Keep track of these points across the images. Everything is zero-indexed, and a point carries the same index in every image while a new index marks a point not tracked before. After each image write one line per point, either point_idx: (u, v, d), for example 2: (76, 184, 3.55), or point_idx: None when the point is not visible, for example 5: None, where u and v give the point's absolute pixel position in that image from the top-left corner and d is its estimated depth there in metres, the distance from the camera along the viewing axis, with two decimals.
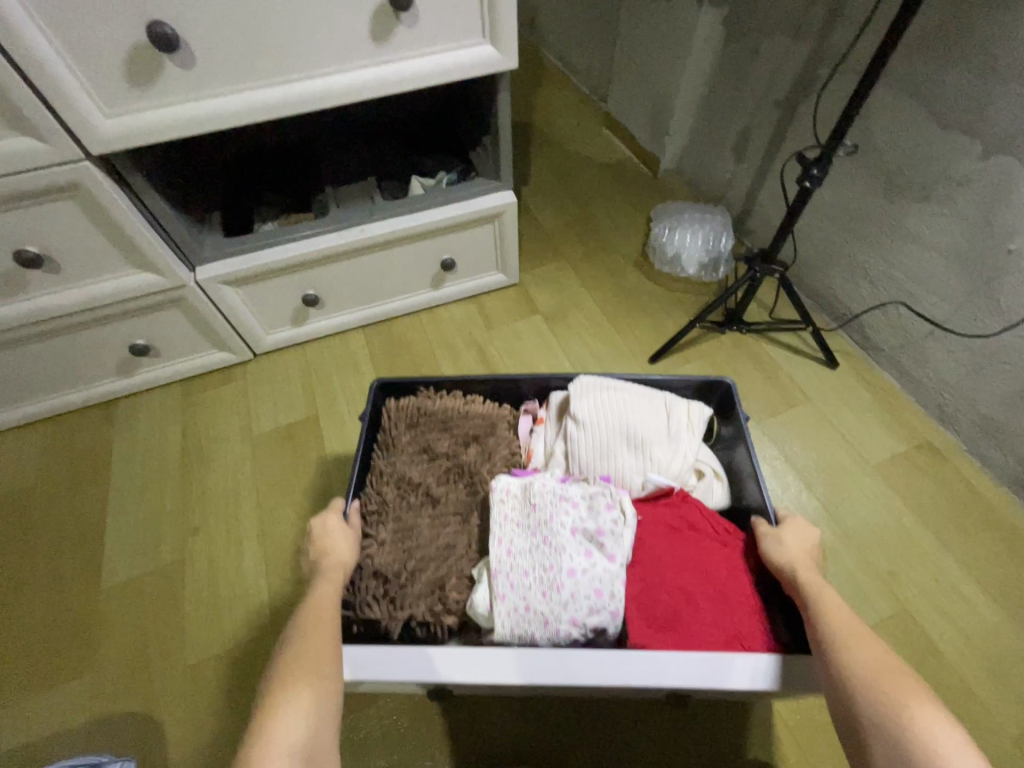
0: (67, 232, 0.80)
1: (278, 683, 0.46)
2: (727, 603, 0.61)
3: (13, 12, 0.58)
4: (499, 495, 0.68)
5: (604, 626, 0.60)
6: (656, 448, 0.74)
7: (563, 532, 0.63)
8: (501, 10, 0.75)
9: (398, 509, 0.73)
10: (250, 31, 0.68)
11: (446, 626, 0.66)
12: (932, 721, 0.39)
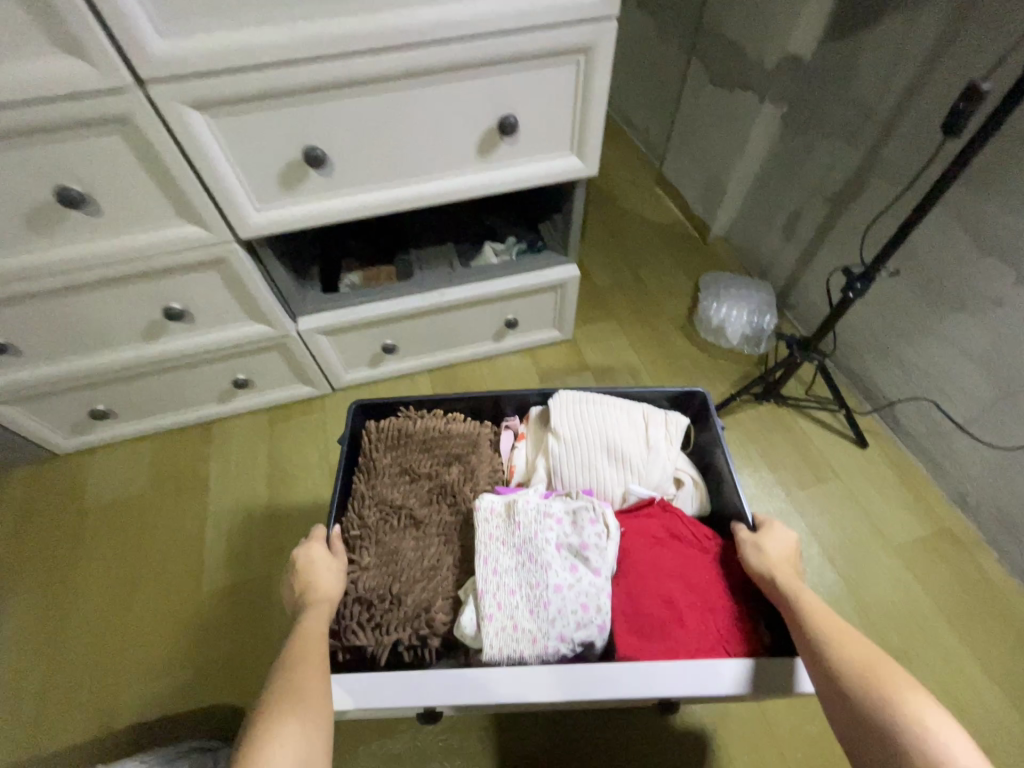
0: (207, 292, 0.95)
1: (268, 708, 0.53)
2: (709, 606, 0.70)
3: (207, 140, 0.71)
4: (482, 514, 0.75)
5: (592, 638, 0.68)
6: (634, 463, 0.83)
7: (547, 550, 0.71)
8: (591, 133, 0.85)
9: (380, 532, 0.77)
10: (380, 150, 0.80)
11: (432, 648, 0.72)
12: (916, 701, 0.47)
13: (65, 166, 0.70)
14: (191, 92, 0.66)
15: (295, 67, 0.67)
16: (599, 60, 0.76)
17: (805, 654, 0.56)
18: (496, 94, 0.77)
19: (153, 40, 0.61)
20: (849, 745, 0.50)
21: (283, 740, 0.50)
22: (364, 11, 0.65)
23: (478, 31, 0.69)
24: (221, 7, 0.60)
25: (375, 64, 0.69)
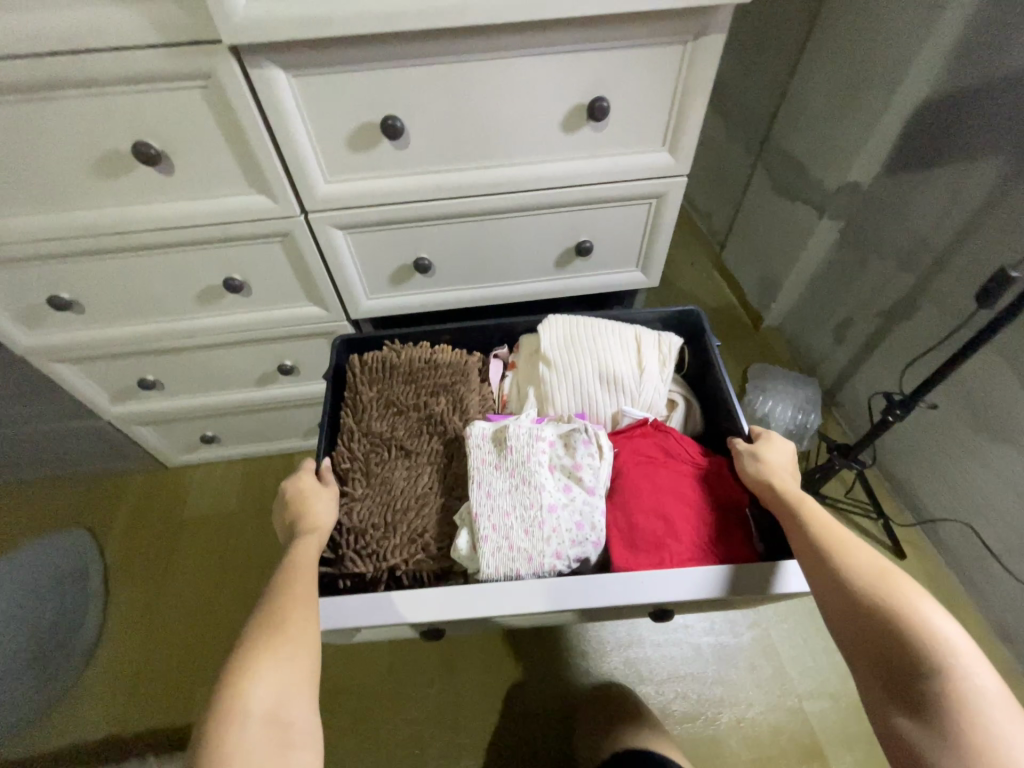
0: (313, 354, 1.12)
1: (253, 638, 0.61)
2: (692, 522, 0.91)
3: (343, 248, 0.89)
4: (475, 442, 0.95)
5: (586, 550, 0.90)
6: (624, 389, 1.04)
7: (540, 474, 0.92)
8: (656, 254, 0.98)
9: (374, 465, 0.96)
10: (474, 259, 0.95)
11: (426, 570, 0.92)
12: (920, 599, 0.54)
13: (235, 261, 0.89)
14: (339, 216, 0.84)
15: (419, 202, 0.84)
16: (669, 202, 0.89)
17: (808, 557, 0.63)
18: (577, 224, 0.92)
19: (320, 183, 0.79)
20: (853, 637, 0.55)
21: (262, 671, 0.58)
22: (478, 165, 0.81)
23: (568, 181, 0.84)
24: (373, 162, 0.78)
25: (482, 200, 0.85)
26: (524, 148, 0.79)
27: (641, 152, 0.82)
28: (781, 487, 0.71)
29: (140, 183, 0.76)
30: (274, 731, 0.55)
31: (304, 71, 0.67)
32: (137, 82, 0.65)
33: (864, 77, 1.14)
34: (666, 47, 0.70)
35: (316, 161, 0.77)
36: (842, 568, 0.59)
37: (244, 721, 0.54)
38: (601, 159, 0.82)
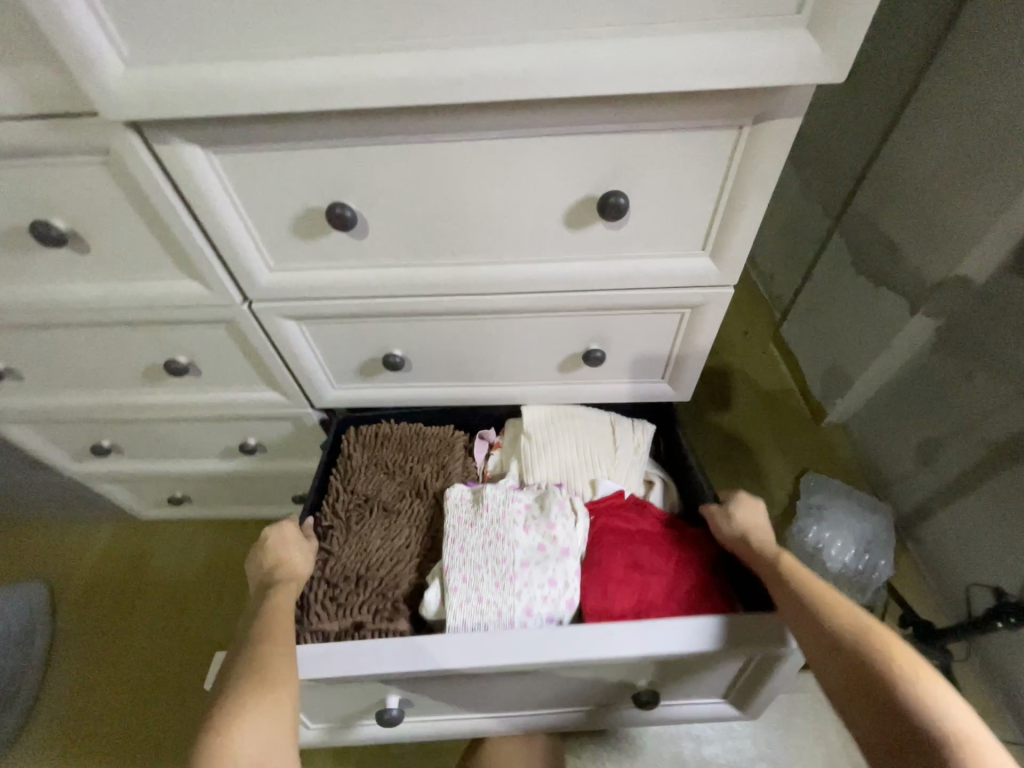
0: (278, 436, 0.98)
1: (237, 683, 0.55)
2: (672, 578, 0.72)
3: (296, 338, 0.74)
4: (454, 502, 0.76)
5: (560, 614, 0.70)
6: (603, 458, 0.83)
7: (516, 527, 0.74)
8: (688, 368, 0.77)
9: (352, 525, 0.78)
10: (454, 357, 0.78)
11: (396, 633, 0.72)
12: (906, 645, 0.54)
13: (176, 343, 0.76)
14: (290, 308, 0.69)
15: (386, 298, 0.67)
16: (709, 316, 0.68)
17: (800, 618, 0.59)
18: (587, 330, 0.72)
19: (262, 273, 0.65)
20: (860, 695, 0.53)
21: (247, 724, 0.51)
22: (457, 261, 0.63)
23: (574, 286, 0.65)
24: (327, 252, 0.63)
25: (464, 300, 0.67)
26: (515, 245, 0.61)
27: (673, 257, 0.62)
28: (763, 546, 0.68)
29: (53, 261, 0.64)
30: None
31: (227, 148, 0.53)
32: (29, 156, 0.53)
33: (985, 148, 0.88)
34: (711, 132, 0.50)
35: (255, 247, 0.62)
36: (836, 626, 0.56)
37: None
38: (619, 262, 0.62)
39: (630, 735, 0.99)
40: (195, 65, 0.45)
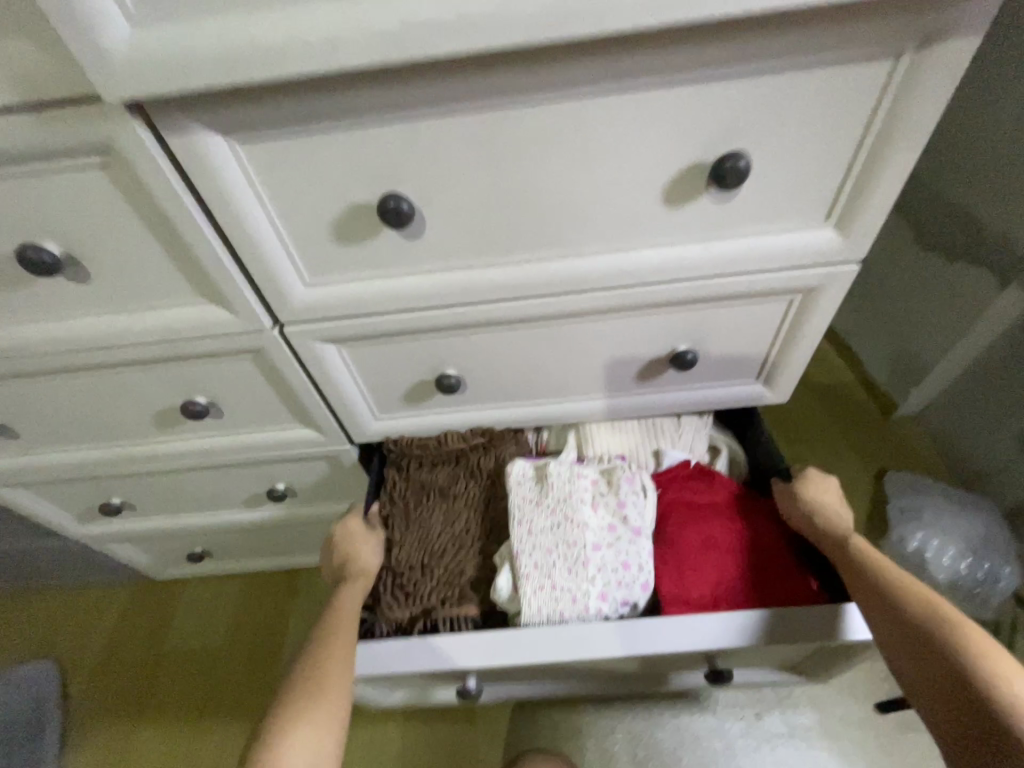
0: (310, 477, 0.86)
1: (293, 692, 0.54)
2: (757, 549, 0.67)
3: (335, 364, 0.64)
4: (516, 481, 0.69)
5: (632, 597, 0.65)
6: (667, 425, 0.76)
7: (585, 509, 0.67)
8: (790, 365, 0.66)
9: (411, 513, 0.70)
10: (517, 372, 0.67)
11: (469, 620, 0.67)
12: (999, 651, 0.49)
13: (194, 381, 0.66)
14: (328, 330, 0.59)
15: (441, 309, 0.57)
16: (825, 299, 0.57)
17: (877, 610, 0.55)
18: (673, 328, 0.62)
19: (298, 288, 0.55)
20: (943, 697, 0.50)
21: (297, 738, 0.50)
22: (528, 256, 0.53)
23: (666, 278, 0.55)
24: (372, 259, 0.53)
25: (533, 305, 0.57)
26: (600, 232, 0.51)
27: (787, 231, 0.52)
28: (834, 529, 0.62)
29: (50, 293, 0.54)
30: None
31: (256, 138, 0.44)
32: (14, 167, 0.44)
33: None
34: (849, 67, 0.41)
35: (288, 256, 0.52)
36: (919, 622, 0.52)
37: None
38: (722, 243, 0.52)
39: None
40: (218, 25, 0.36)
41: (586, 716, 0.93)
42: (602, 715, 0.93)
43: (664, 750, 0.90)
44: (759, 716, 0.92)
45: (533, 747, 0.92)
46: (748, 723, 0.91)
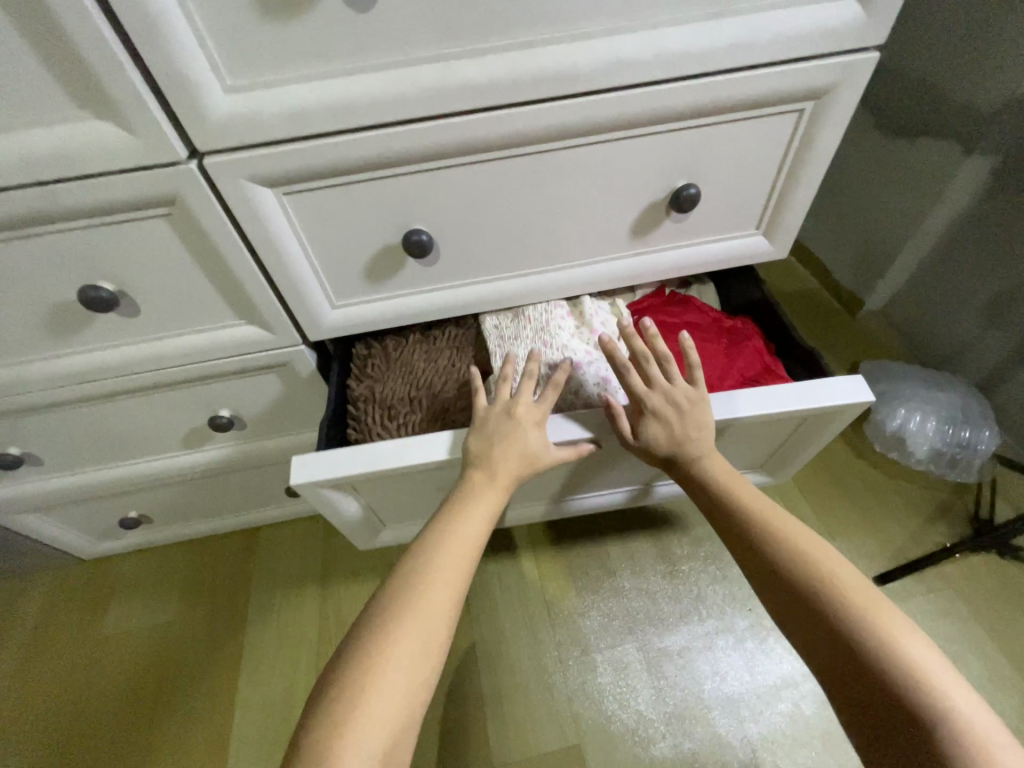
0: (260, 399, 0.74)
1: (404, 592, 0.46)
2: (734, 349, 0.66)
3: (277, 221, 0.52)
4: (489, 328, 0.67)
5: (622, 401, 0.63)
6: None
7: (563, 333, 0.64)
8: (792, 203, 0.61)
9: (390, 350, 0.68)
10: (497, 229, 0.58)
11: None
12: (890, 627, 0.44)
13: (93, 260, 0.52)
14: (264, 165, 0.47)
15: (407, 126, 0.46)
16: (837, 105, 0.52)
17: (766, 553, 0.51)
18: (672, 160, 0.54)
19: (218, 98, 0.43)
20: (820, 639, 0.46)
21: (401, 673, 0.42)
22: (503, 43, 0.43)
23: (670, 74, 0.47)
24: (312, 45, 0.41)
25: (516, 119, 0.48)
26: (590, 1, 0.42)
27: (804, 5, 0.45)
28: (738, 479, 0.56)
29: None
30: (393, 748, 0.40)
31: None
32: None
33: None
34: None
35: (199, 43, 0.40)
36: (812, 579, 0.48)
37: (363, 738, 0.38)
38: (732, 22, 0.45)
39: (747, 679, 0.84)
40: None
41: (593, 632, 0.88)
42: (607, 628, 0.88)
43: (675, 652, 0.86)
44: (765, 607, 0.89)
45: (538, 667, 0.85)
46: (756, 614, 0.89)
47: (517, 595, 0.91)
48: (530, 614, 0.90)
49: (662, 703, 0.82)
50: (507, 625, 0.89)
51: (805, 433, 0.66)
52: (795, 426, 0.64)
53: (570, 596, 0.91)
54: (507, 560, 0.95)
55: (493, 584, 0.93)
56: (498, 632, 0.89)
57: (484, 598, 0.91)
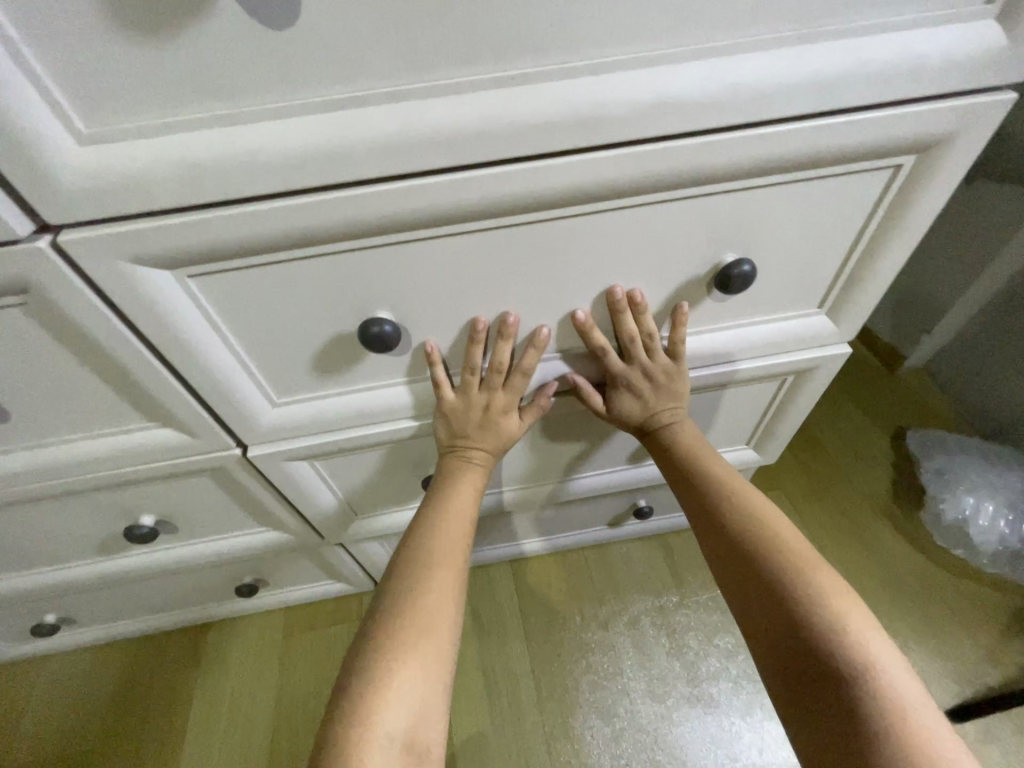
0: (192, 503, 0.59)
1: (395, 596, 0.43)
2: None
3: (185, 308, 0.38)
4: None
5: None
6: None
7: None
8: (868, 279, 0.47)
9: None
10: (487, 312, 0.44)
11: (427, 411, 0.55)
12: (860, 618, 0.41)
13: None
14: (155, 241, 0.33)
15: (357, 189, 0.33)
16: (948, 161, 0.38)
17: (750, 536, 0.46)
18: (721, 229, 0.41)
19: (72, 157, 0.29)
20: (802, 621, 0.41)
21: (397, 689, 0.38)
22: (495, 77, 0.30)
23: (728, 121, 0.33)
24: (208, 78, 0.28)
25: (511, 180, 0.34)
26: (619, 18, 0.29)
27: (922, 29, 0.32)
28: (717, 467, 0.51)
29: None
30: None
31: None
32: None
33: None
34: None
35: (26, 70, 0.26)
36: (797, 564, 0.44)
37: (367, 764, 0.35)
38: (822, 49, 0.31)
39: None
40: None
41: None
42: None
43: None
44: None
45: None
46: None
47: (512, 725, 0.77)
48: (527, 747, 0.75)
49: None
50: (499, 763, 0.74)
51: (794, 397, 0.60)
52: (778, 387, 0.59)
53: (575, 725, 0.76)
54: (500, 675, 0.81)
55: (482, 707, 0.78)
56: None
57: (472, 724, 0.77)
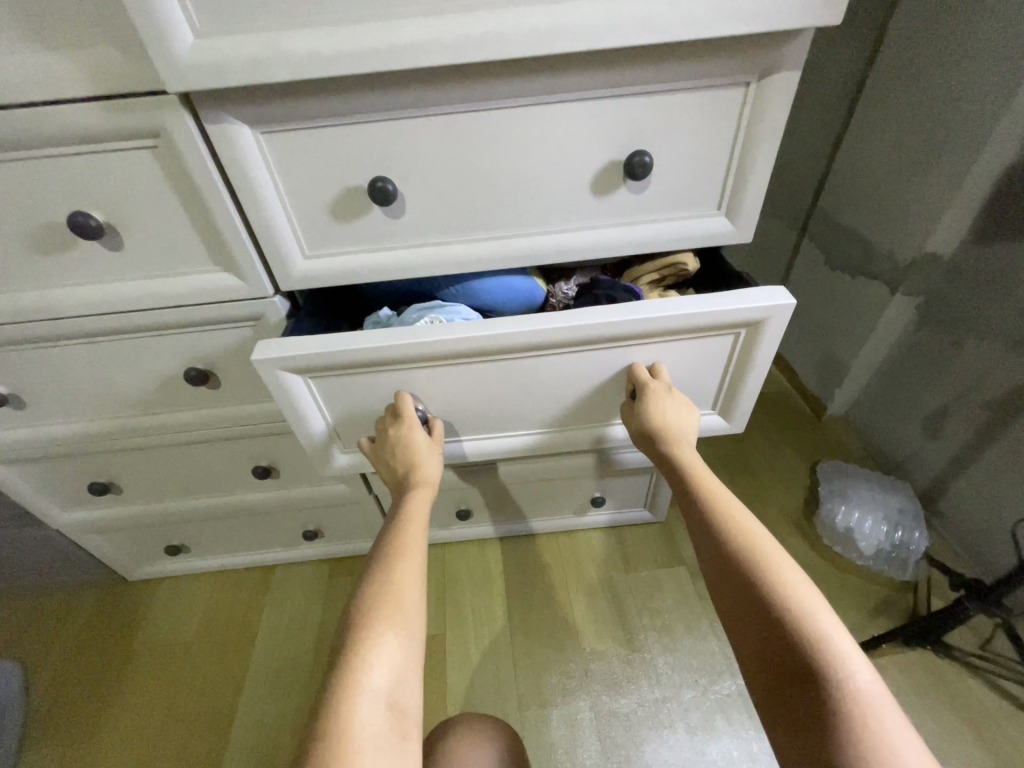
0: (296, 455, 0.94)
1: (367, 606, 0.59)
2: None
3: (305, 403, 0.72)
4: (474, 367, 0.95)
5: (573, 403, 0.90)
6: None
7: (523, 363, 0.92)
8: (744, 395, 0.78)
9: None
10: (487, 401, 0.76)
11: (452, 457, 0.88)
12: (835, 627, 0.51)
13: (199, 348, 0.75)
14: (318, 361, 0.66)
15: (431, 340, 0.65)
16: (767, 332, 0.69)
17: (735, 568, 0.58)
18: (628, 360, 0.72)
19: (298, 262, 0.66)
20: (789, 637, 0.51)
21: (371, 663, 0.53)
22: (485, 235, 0.66)
23: (601, 255, 0.68)
24: (360, 235, 0.65)
25: (504, 335, 0.66)
26: (539, 215, 0.65)
27: (689, 216, 0.66)
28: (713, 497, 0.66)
29: (91, 262, 0.65)
30: (394, 719, 0.51)
31: (275, 129, 0.56)
32: (69, 144, 0.55)
33: (933, 136, 0.99)
34: (718, 90, 0.57)
35: (292, 229, 0.63)
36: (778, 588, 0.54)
37: (354, 715, 0.49)
38: (641, 226, 0.66)
39: (688, 745, 0.91)
40: (257, 31, 0.48)
41: (550, 685, 0.99)
42: (563, 684, 0.99)
43: (622, 713, 0.95)
44: (712, 681, 0.98)
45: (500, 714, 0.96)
46: (700, 686, 0.97)
47: (489, 648, 1.04)
48: (500, 666, 1.02)
49: (606, 761, 0.90)
50: (477, 672, 1.02)
51: None
52: None
53: (535, 653, 1.03)
54: (483, 616, 1.09)
55: (469, 637, 1.06)
56: (467, 677, 1.01)
57: (460, 646, 1.05)
